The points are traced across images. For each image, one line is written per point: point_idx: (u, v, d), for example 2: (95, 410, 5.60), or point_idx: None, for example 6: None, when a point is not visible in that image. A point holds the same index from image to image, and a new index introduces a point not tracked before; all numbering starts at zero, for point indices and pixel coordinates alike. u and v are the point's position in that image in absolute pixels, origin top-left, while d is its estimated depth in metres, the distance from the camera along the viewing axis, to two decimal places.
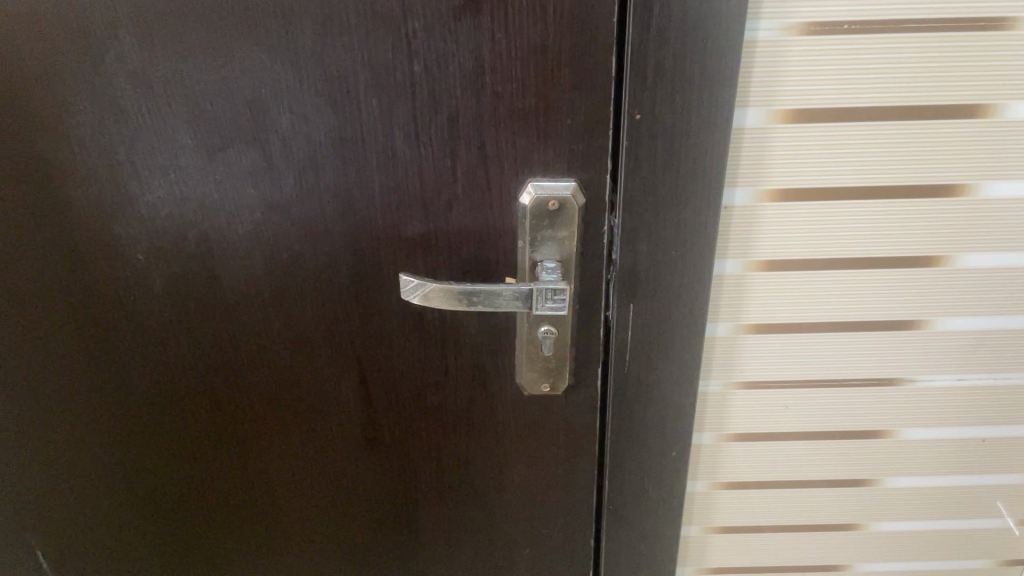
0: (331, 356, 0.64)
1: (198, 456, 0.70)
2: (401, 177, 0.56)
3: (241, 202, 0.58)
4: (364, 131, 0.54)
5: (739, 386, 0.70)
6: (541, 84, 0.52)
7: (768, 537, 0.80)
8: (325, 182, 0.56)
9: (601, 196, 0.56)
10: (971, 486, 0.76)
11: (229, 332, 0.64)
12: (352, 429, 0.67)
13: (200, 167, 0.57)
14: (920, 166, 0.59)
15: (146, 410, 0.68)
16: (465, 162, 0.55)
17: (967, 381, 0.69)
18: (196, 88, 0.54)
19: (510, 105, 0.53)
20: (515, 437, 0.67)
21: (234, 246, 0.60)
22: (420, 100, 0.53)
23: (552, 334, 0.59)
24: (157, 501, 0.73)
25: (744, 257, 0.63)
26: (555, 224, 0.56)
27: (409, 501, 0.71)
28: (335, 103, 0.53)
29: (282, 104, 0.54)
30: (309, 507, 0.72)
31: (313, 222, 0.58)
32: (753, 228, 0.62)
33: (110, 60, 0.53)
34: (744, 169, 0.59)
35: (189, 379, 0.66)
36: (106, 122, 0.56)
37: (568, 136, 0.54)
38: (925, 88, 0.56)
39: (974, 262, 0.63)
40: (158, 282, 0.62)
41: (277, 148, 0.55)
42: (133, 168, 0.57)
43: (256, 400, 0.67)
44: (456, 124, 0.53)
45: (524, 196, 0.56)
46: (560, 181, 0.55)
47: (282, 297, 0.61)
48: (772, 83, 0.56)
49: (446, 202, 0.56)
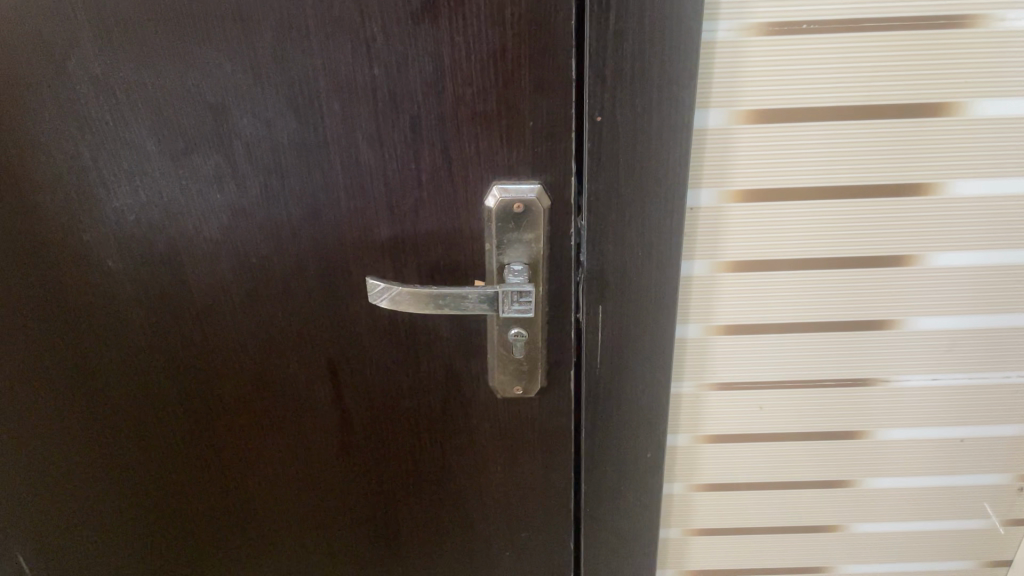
0: (304, 360, 0.64)
1: (174, 462, 0.70)
2: (366, 180, 0.56)
3: (208, 206, 0.58)
4: (327, 135, 0.54)
5: (712, 387, 0.70)
6: (501, 86, 0.52)
7: (748, 538, 0.80)
8: (291, 186, 0.57)
9: (567, 198, 0.56)
10: (952, 486, 0.76)
11: (201, 336, 0.64)
12: (326, 433, 0.67)
13: (166, 172, 0.57)
14: (885, 165, 0.59)
15: (121, 417, 0.68)
16: (430, 165, 0.55)
17: (941, 380, 0.69)
18: (159, 94, 0.54)
19: (471, 109, 0.53)
20: (489, 439, 0.66)
21: (203, 250, 0.60)
22: (381, 105, 0.53)
23: (522, 336, 0.59)
24: (133, 508, 0.73)
25: (713, 258, 0.63)
26: (520, 227, 0.56)
27: (386, 505, 0.71)
28: (298, 108, 0.53)
29: (244, 109, 0.54)
30: (286, 510, 0.72)
31: (280, 226, 0.58)
32: (721, 228, 0.61)
33: (74, 67, 0.54)
34: (709, 170, 0.59)
35: (163, 384, 0.66)
36: (71, 129, 0.56)
37: (532, 137, 0.54)
38: (885, 87, 0.56)
39: (945, 262, 0.63)
40: (130, 289, 0.62)
41: (242, 153, 0.56)
42: (100, 174, 0.57)
43: (230, 404, 0.67)
44: (418, 127, 0.53)
45: (489, 199, 0.56)
46: (524, 184, 0.55)
47: (252, 300, 0.62)
48: (734, 84, 0.56)
49: (412, 206, 0.57)
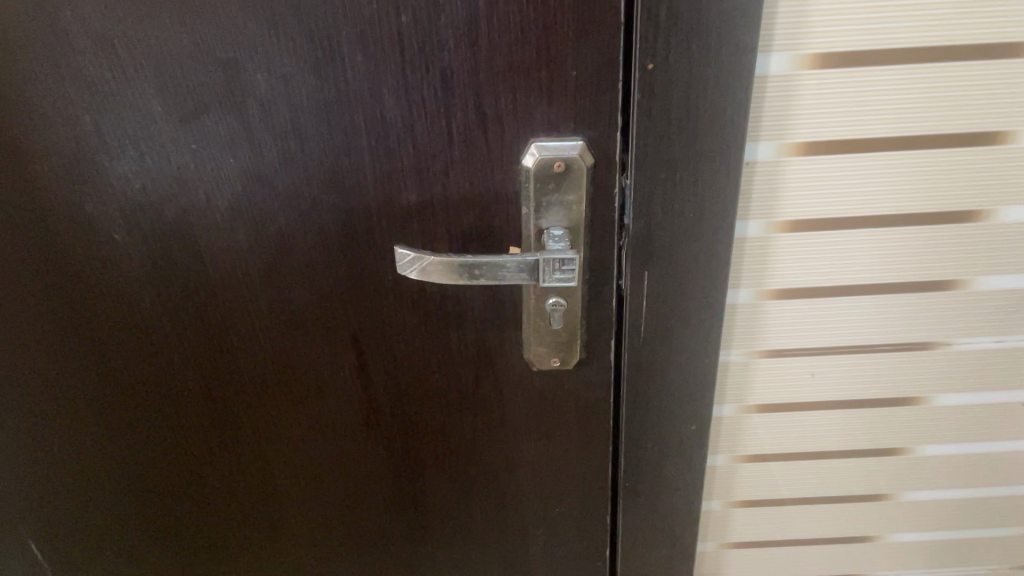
0: (327, 335, 0.60)
1: (190, 444, 0.66)
2: (392, 140, 0.51)
3: (221, 172, 0.53)
4: (350, 92, 0.49)
5: (761, 354, 0.65)
6: (541, 33, 0.47)
7: (793, 509, 0.76)
8: (310, 148, 0.52)
9: (612, 155, 0.51)
10: (1007, 451, 0.72)
11: (217, 312, 0.60)
12: (350, 411, 0.64)
13: (174, 136, 0.52)
14: (958, 113, 0.53)
15: (133, 397, 0.64)
16: (463, 123, 0.50)
17: (1004, 343, 0.65)
18: (164, 49, 0.49)
19: (508, 59, 0.48)
20: (524, 414, 0.62)
21: (217, 220, 0.55)
22: (410, 56, 0.48)
23: (560, 307, 0.55)
24: (148, 492, 0.70)
25: (769, 218, 0.57)
26: (562, 187, 0.52)
27: (412, 483, 0.68)
28: (317, 62, 0.48)
29: (259, 65, 0.49)
30: (308, 492, 0.69)
31: (299, 193, 0.54)
32: (779, 185, 0.56)
33: (68, 21, 0.48)
34: (768, 123, 0.53)
35: (177, 364, 0.62)
36: (68, 90, 0.51)
37: (574, 90, 0.49)
38: (964, 26, 0.51)
39: (1016, 217, 0.58)
40: (139, 263, 0.58)
41: (256, 113, 0.51)
42: (102, 140, 0.52)
43: (248, 383, 0.63)
44: (449, 80, 0.49)
45: (526, 158, 0.51)
46: (566, 140, 0.51)
47: (270, 273, 0.57)
48: (800, 25, 0.50)
49: (442, 167, 0.52)
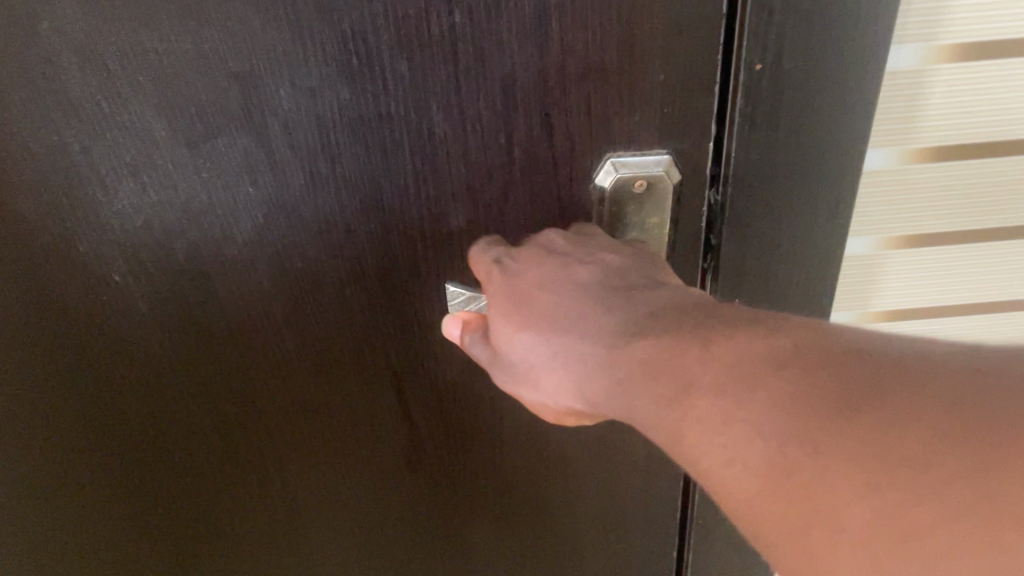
0: (363, 373, 0.53)
1: (211, 491, 0.59)
2: (440, 160, 0.43)
3: (237, 202, 0.45)
4: (391, 106, 0.41)
5: None
6: (624, 31, 0.39)
7: None
8: (343, 172, 0.44)
9: (702, 166, 0.43)
10: None
11: (237, 354, 0.52)
12: (391, 448, 0.57)
13: (180, 162, 0.43)
14: None
15: (144, 453, 0.57)
16: (525, 137, 0.42)
17: None
18: (165, 63, 0.40)
19: (582, 64, 0.40)
20: (585, 448, 0.56)
21: (234, 255, 0.47)
22: (465, 62, 0.40)
23: None
24: (167, 545, 0.62)
25: (883, 234, 0.50)
26: (642, 207, 0.44)
27: (460, 514, 0.61)
28: (352, 72, 0.40)
29: (281, 77, 0.40)
30: (344, 529, 0.63)
31: (330, 222, 0.46)
32: (899, 198, 0.48)
33: (46, 33, 0.39)
34: (888, 124, 0.45)
35: (193, 411, 0.55)
36: (51, 115, 0.42)
37: (660, 96, 0.41)
38: None
39: None
40: (145, 305, 0.50)
41: (279, 133, 0.42)
42: (95, 171, 0.44)
43: (275, 425, 0.56)
44: (510, 89, 0.40)
45: (602, 175, 0.43)
46: (648, 155, 0.43)
47: (298, 310, 0.50)
48: (937, 11, 0.41)
49: (499, 189, 0.44)
